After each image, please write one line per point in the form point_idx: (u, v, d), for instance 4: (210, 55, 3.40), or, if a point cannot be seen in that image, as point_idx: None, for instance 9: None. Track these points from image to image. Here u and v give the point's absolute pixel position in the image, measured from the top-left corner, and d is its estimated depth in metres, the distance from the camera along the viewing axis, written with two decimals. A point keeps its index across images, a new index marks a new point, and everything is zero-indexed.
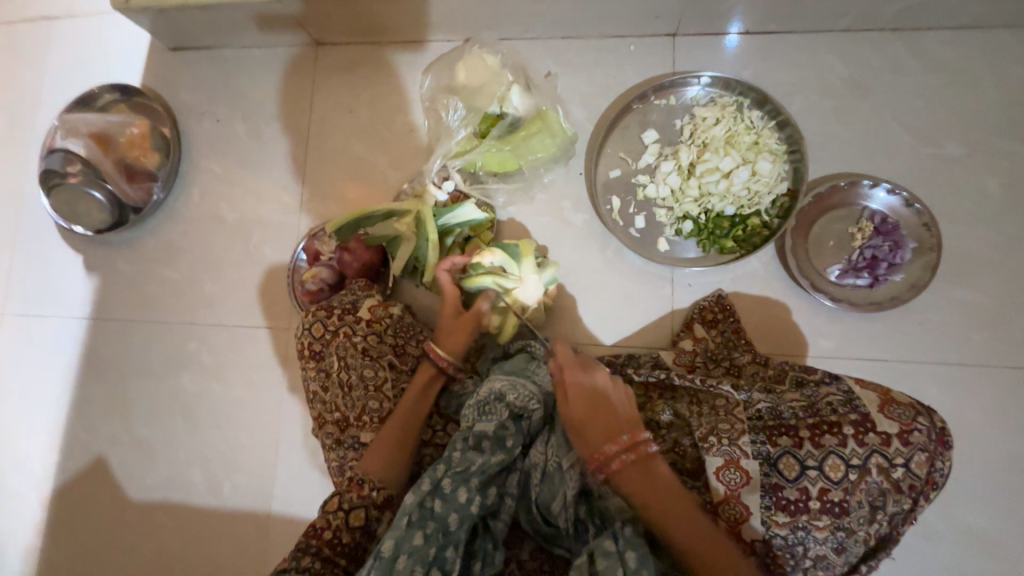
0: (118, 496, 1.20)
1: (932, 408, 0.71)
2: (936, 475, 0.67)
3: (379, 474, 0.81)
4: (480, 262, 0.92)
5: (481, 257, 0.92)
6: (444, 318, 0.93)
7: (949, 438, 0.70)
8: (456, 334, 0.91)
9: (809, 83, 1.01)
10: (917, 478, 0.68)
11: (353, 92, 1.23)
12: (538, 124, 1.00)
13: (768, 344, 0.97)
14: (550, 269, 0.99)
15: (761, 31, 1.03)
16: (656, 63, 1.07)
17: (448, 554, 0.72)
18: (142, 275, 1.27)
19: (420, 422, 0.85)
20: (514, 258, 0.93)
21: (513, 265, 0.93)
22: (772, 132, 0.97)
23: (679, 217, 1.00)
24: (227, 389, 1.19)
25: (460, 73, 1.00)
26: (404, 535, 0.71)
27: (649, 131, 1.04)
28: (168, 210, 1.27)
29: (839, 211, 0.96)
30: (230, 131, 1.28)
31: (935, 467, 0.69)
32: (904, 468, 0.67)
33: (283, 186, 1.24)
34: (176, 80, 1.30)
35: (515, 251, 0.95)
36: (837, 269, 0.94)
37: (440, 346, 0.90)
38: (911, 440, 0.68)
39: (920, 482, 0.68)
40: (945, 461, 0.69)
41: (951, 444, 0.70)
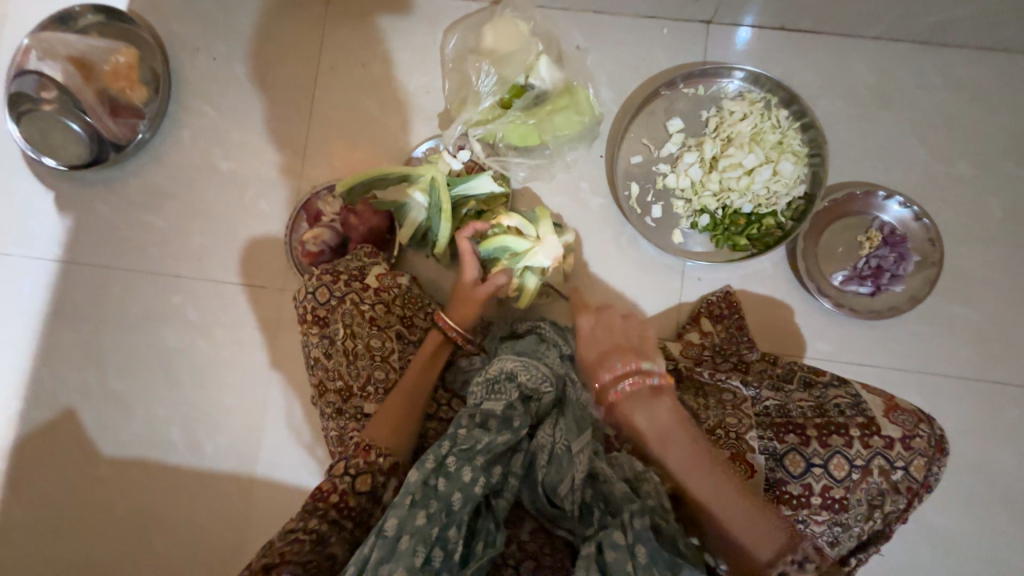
0: (89, 449, 1.14)
1: (933, 418, 0.77)
2: (932, 480, 0.73)
3: (385, 442, 0.79)
4: (497, 226, 0.90)
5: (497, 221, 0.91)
6: (456, 286, 0.93)
7: (947, 446, 0.75)
8: (467, 302, 0.91)
9: (836, 88, 1.01)
10: (914, 481, 0.73)
11: (367, 44, 1.15)
12: (566, 99, 0.96)
13: (769, 343, 0.99)
14: (568, 233, 0.95)
15: (796, 28, 1.02)
16: (688, 49, 1.05)
17: (451, 534, 0.70)
18: (122, 219, 1.18)
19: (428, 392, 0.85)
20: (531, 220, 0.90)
21: (531, 226, 0.90)
22: (797, 134, 0.97)
23: (696, 210, 1.00)
24: (213, 347, 1.14)
25: (488, 37, 0.97)
26: (406, 513, 0.69)
27: (675, 120, 1.02)
28: (153, 151, 1.18)
29: (851, 219, 0.98)
30: (227, 72, 1.18)
31: (932, 472, 0.74)
32: (903, 471, 0.73)
33: (284, 138, 1.16)
34: (168, 8, 1.18)
35: (533, 216, 0.92)
36: (841, 275, 0.97)
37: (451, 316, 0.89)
38: (913, 445, 0.73)
39: (917, 485, 0.74)
40: (942, 467, 0.75)
41: (948, 452, 0.75)
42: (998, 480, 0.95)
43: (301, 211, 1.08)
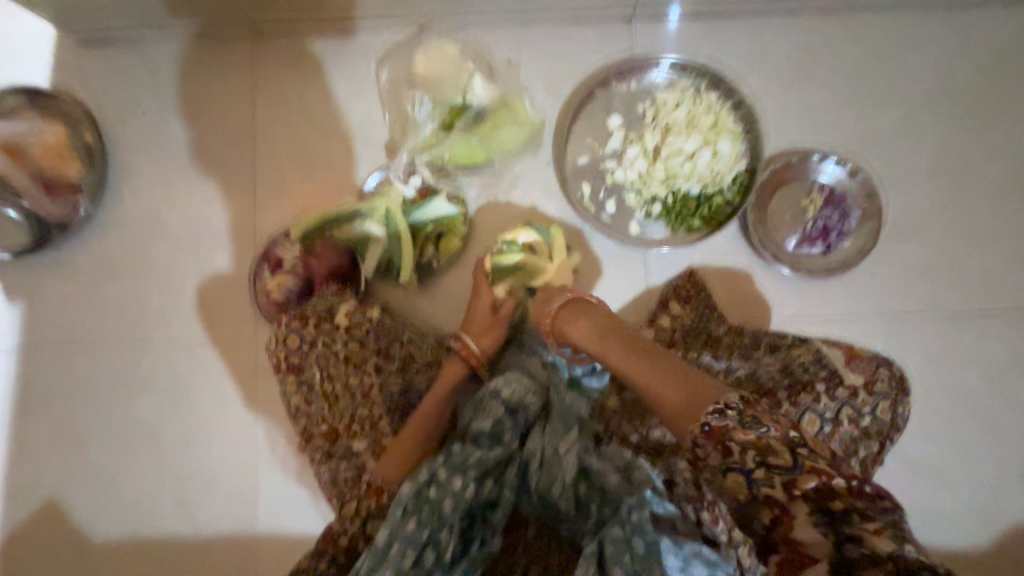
0: (76, 540, 1.09)
1: (889, 361, 0.92)
2: (897, 419, 0.89)
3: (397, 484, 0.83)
4: (513, 239, 0.90)
5: (513, 233, 0.91)
6: (469, 318, 0.91)
7: (907, 385, 0.91)
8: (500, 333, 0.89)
9: (759, 62, 1.06)
10: (884, 424, 0.89)
11: (303, 84, 1.15)
12: (504, 112, 0.99)
13: (738, 313, 1.02)
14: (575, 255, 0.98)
15: (710, 11, 1.06)
16: (616, 45, 1.08)
17: (442, 536, 0.72)
18: (75, 296, 1.14)
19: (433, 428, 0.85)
20: (545, 237, 0.92)
21: (543, 243, 0.92)
22: (729, 112, 1.02)
23: (648, 199, 1.03)
24: (191, 411, 1.11)
25: (422, 65, 1.00)
26: (398, 524, 0.72)
27: (614, 116, 1.05)
28: (100, 223, 1.15)
29: (793, 185, 1.02)
30: (164, 132, 1.16)
31: (898, 412, 0.90)
32: (869, 415, 0.88)
33: (233, 189, 1.15)
34: (93, 77, 1.17)
35: (547, 230, 0.93)
36: (794, 240, 1.00)
37: (471, 343, 0.88)
38: (873, 387, 0.86)
39: (886, 425, 0.89)
40: (906, 405, 0.91)
41: (909, 389, 0.91)
42: (968, 405, 0.99)
43: (261, 262, 1.04)
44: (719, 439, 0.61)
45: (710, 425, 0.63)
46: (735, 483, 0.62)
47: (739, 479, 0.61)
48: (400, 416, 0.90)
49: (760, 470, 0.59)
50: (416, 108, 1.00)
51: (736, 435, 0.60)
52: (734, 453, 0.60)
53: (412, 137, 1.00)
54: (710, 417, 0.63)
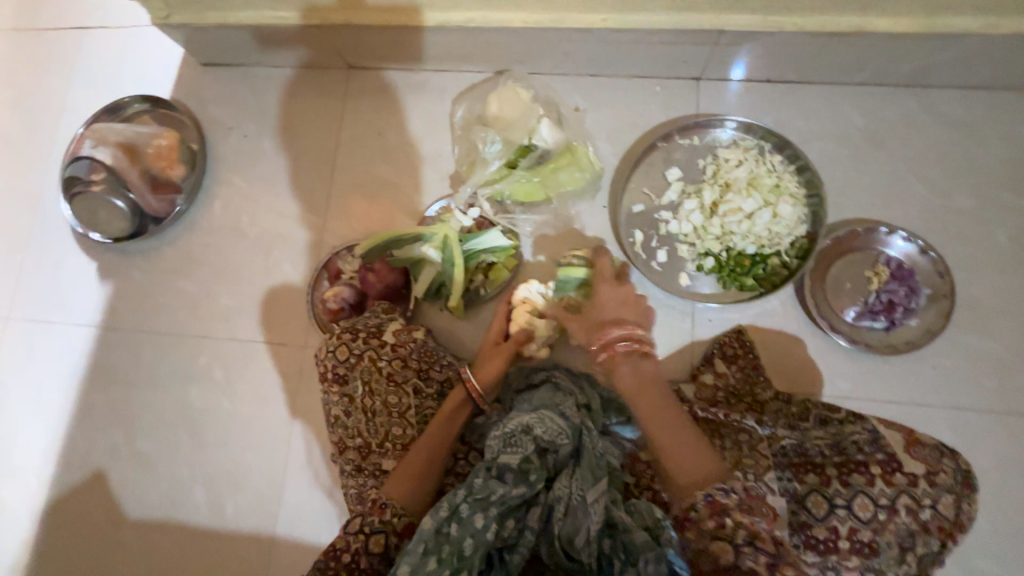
0: (114, 513, 1.16)
1: (957, 453, 0.82)
2: (961, 518, 0.77)
3: (403, 500, 0.81)
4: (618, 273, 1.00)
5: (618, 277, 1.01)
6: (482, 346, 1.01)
7: (972, 481, 0.81)
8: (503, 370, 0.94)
9: (827, 131, 1.06)
10: (946, 520, 0.78)
11: (383, 115, 1.25)
12: (567, 157, 1.03)
13: (786, 383, 0.98)
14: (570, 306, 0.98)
15: (780, 79, 1.08)
16: (681, 104, 1.11)
17: None
18: (156, 285, 1.25)
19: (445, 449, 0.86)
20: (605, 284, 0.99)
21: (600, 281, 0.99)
22: (792, 177, 1.01)
23: (700, 253, 1.03)
24: (237, 406, 1.17)
25: (493, 106, 1.05)
26: (418, 560, 0.71)
27: (673, 170, 1.07)
28: (188, 222, 1.27)
29: (856, 255, 0.98)
30: (256, 148, 1.29)
31: (961, 510, 0.79)
32: (930, 509, 0.77)
33: (308, 203, 1.25)
34: (205, 94, 1.33)
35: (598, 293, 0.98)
36: (854, 311, 0.96)
37: (478, 374, 0.93)
38: (936, 479, 0.78)
39: (948, 524, 0.78)
40: (971, 503, 0.80)
41: (973, 486, 0.81)
42: None
43: (322, 271, 1.15)
44: (717, 513, 0.68)
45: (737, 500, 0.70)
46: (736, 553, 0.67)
47: (725, 545, 0.67)
48: None
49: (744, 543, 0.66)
50: (484, 142, 1.05)
51: (732, 513, 0.68)
52: (727, 528, 0.68)
53: (477, 171, 1.05)
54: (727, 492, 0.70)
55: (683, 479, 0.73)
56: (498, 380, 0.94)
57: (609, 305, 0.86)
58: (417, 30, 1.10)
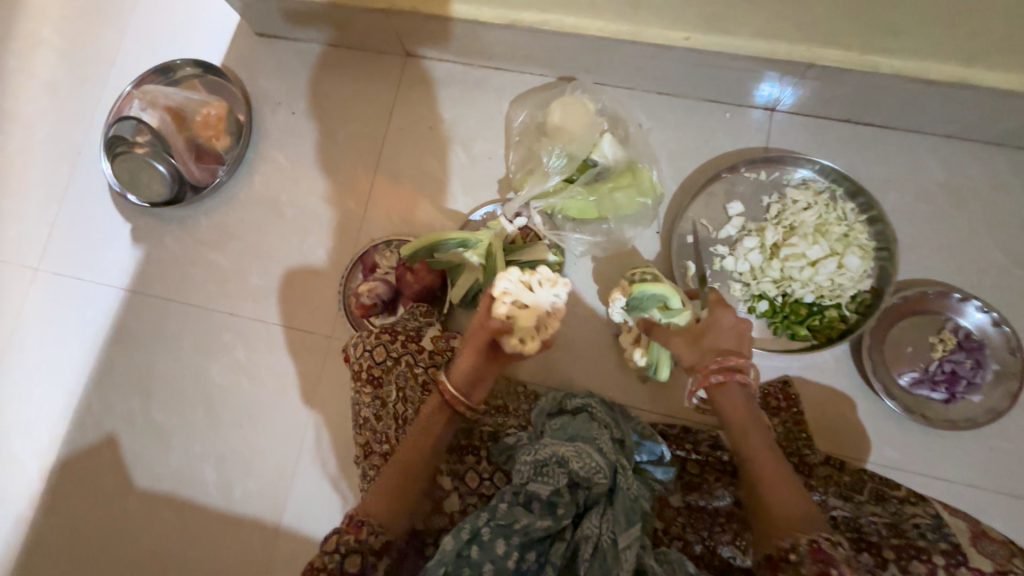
0: (123, 479, 1.15)
1: None
2: None
3: (377, 518, 0.77)
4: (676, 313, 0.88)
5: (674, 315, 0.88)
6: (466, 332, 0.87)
7: None
8: (478, 366, 0.83)
9: (905, 183, 0.99)
10: None
11: (436, 109, 1.21)
12: (628, 177, 0.98)
13: (828, 443, 0.94)
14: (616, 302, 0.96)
15: (862, 121, 1.02)
16: (751, 135, 1.06)
17: None
18: (187, 255, 1.24)
19: (422, 466, 0.81)
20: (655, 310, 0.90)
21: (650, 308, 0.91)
22: (863, 227, 0.95)
23: (754, 295, 0.97)
24: (256, 388, 1.15)
25: (556, 114, 1.00)
26: None
27: (735, 203, 1.02)
28: (227, 195, 1.25)
29: (922, 318, 0.93)
30: (303, 127, 1.26)
31: None
32: None
33: (349, 190, 1.22)
34: (257, 66, 1.30)
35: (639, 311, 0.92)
36: (913, 378, 0.91)
37: (451, 373, 0.83)
38: None
39: None
40: None
41: None
42: None
43: (357, 263, 1.12)
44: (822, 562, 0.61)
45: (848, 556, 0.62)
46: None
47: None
48: (457, 456, 0.92)
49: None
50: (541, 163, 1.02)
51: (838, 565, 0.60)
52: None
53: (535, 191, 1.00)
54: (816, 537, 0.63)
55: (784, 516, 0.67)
56: (474, 376, 0.84)
57: (723, 335, 0.81)
58: (485, 26, 1.05)
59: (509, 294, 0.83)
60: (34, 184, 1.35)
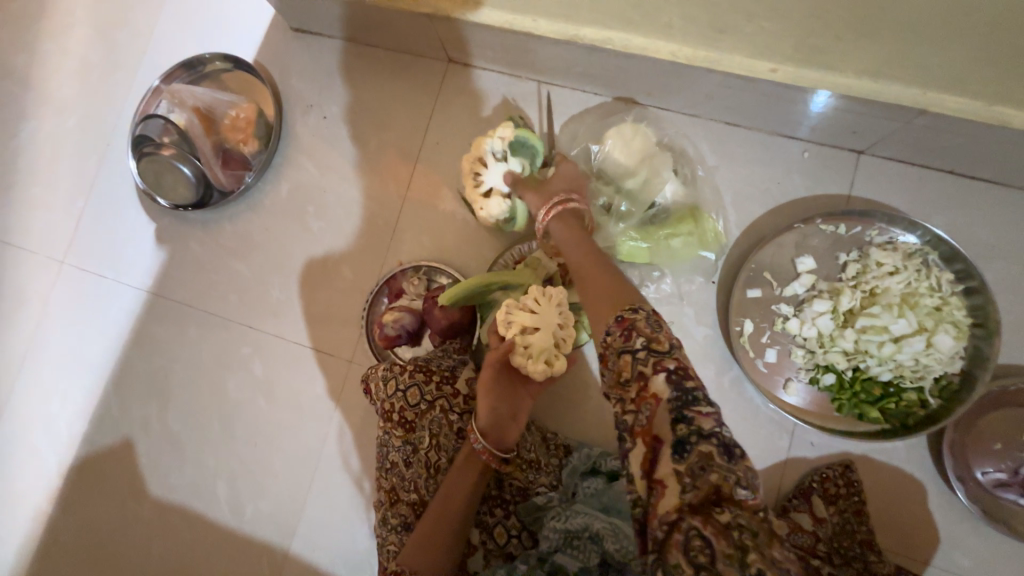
0: (137, 486, 1.15)
1: None
2: None
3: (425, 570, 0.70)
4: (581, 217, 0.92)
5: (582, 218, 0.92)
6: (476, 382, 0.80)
7: None
8: (499, 406, 0.77)
9: (1014, 250, 0.86)
10: None
11: (477, 123, 1.12)
12: (689, 223, 0.88)
13: (889, 539, 0.84)
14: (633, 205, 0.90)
15: (968, 173, 0.88)
16: (833, 180, 0.93)
17: None
18: (210, 262, 1.19)
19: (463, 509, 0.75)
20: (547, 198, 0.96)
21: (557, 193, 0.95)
22: (959, 301, 0.83)
23: (820, 365, 0.87)
24: (272, 407, 1.12)
25: (610, 145, 0.89)
26: None
27: (806, 258, 0.90)
28: (252, 201, 1.19)
29: (1017, 413, 0.81)
30: (334, 133, 1.18)
31: None
32: None
33: (379, 205, 1.14)
34: (290, 64, 1.22)
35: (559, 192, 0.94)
36: (998, 480, 0.80)
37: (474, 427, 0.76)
38: None
39: None
40: None
41: None
42: None
43: (383, 287, 1.06)
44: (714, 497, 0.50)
45: (637, 423, 0.56)
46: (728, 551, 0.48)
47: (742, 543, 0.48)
48: (487, 506, 0.86)
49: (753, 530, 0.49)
50: (477, 190, 0.95)
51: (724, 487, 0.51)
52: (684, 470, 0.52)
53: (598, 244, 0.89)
54: (641, 414, 0.56)
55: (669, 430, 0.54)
56: (501, 417, 0.77)
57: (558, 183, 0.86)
58: (538, 38, 0.93)
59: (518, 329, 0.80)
60: (62, 172, 1.32)
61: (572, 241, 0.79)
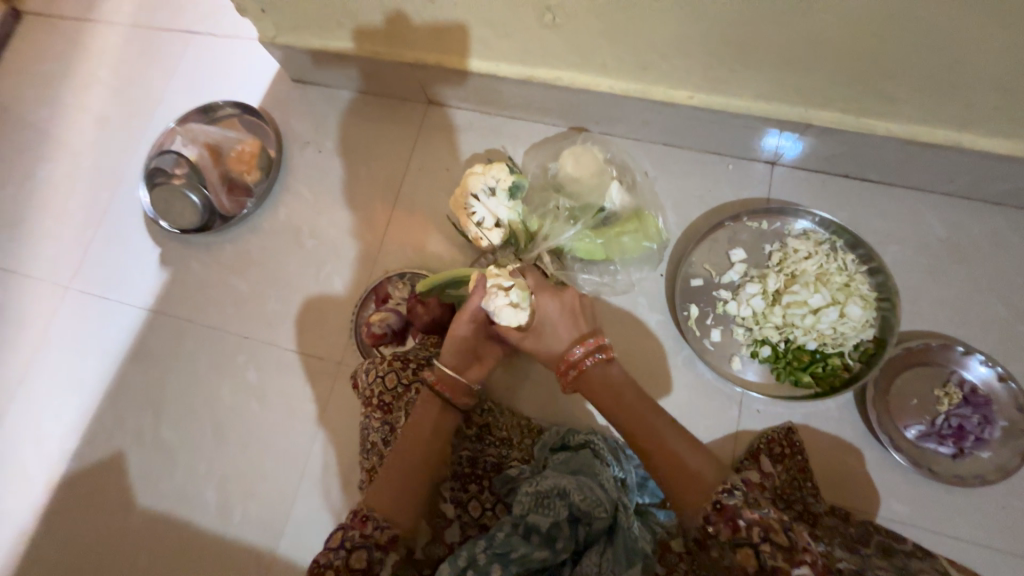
0: (124, 498, 1.16)
1: None
2: None
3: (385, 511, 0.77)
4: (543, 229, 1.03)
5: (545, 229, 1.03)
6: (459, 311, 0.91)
7: None
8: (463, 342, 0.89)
9: (905, 236, 1.03)
10: None
11: (454, 152, 1.29)
12: (634, 223, 1.03)
13: (835, 495, 0.92)
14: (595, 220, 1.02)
15: (860, 176, 1.06)
16: (754, 186, 1.11)
17: None
18: (210, 279, 1.29)
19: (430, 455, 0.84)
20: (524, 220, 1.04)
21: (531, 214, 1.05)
22: (864, 278, 0.98)
23: (757, 340, 0.99)
24: (263, 411, 1.18)
25: (568, 164, 1.05)
26: None
27: (737, 250, 1.05)
28: (252, 224, 1.32)
29: (926, 371, 0.93)
30: (329, 164, 1.34)
31: None
32: None
33: (368, 223, 1.28)
34: (291, 108, 1.40)
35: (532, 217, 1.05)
36: (919, 431, 0.91)
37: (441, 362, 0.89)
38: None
39: None
40: None
41: None
42: None
43: (371, 294, 1.17)
44: (731, 518, 0.68)
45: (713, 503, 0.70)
46: (742, 557, 0.66)
47: (748, 551, 0.66)
48: (461, 483, 0.91)
49: (765, 543, 0.65)
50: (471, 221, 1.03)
51: (742, 513, 0.68)
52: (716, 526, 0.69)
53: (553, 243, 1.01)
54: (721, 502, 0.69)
55: (688, 497, 0.72)
56: (462, 354, 0.90)
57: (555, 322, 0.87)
58: (502, 79, 1.13)
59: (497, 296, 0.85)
60: (75, 207, 1.45)
61: (560, 323, 0.87)
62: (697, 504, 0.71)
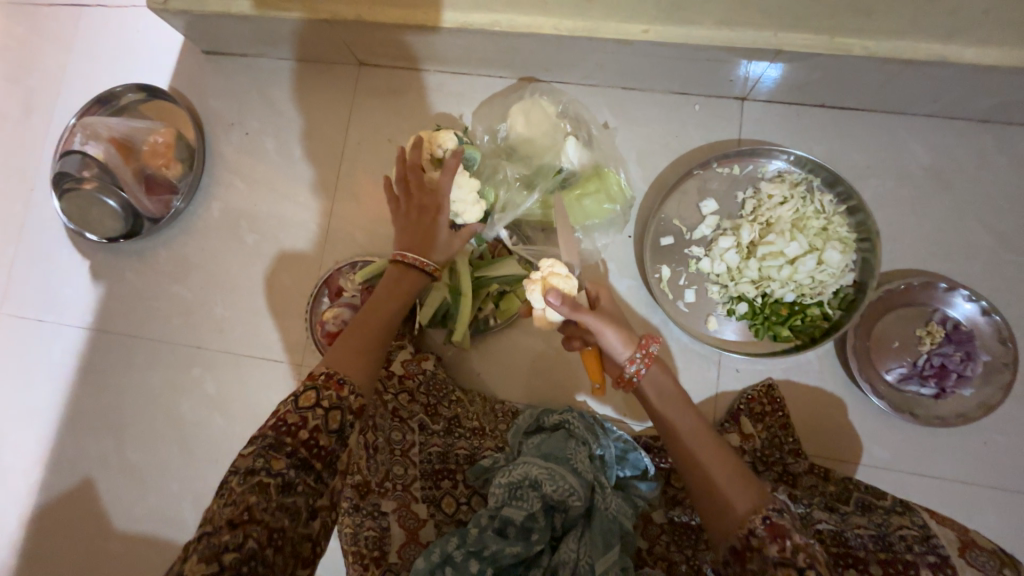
0: (102, 524, 1.13)
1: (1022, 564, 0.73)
2: None
3: (357, 378, 0.73)
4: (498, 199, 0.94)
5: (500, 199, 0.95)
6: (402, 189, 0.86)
7: None
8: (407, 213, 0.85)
9: (885, 168, 0.95)
10: None
11: (394, 119, 1.16)
12: (595, 182, 0.94)
13: (817, 446, 0.91)
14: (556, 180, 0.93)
15: (838, 104, 0.96)
16: (723, 126, 1.00)
17: None
18: (150, 289, 1.20)
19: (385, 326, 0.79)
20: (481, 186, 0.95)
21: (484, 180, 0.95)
22: (843, 219, 0.91)
23: (733, 297, 0.93)
24: (230, 422, 1.13)
25: (517, 120, 0.93)
26: None
27: (708, 201, 0.96)
28: (185, 223, 1.20)
29: (907, 311, 0.89)
30: (259, 147, 1.21)
31: None
32: None
33: (312, 210, 1.17)
34: (207, 86, 1.24)
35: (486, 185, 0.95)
36: (900, 374, 0.88)
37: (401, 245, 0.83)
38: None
39: None
40: None
41: None
42: None
43: (323, 286, 1.08)
44: (780, 537, 0.62)
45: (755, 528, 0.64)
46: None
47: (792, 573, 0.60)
48: (433, 481, 0.89)
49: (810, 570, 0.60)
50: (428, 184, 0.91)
51: (793, 536, 0.62)
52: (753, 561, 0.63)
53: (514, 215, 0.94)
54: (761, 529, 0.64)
55: (739, 499, 0.66)
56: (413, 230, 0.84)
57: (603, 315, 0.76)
58: (435, 31, 0.99)
59: (559, 275, 0.77)
60: None
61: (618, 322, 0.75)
62: (749, 510, 0.65)
